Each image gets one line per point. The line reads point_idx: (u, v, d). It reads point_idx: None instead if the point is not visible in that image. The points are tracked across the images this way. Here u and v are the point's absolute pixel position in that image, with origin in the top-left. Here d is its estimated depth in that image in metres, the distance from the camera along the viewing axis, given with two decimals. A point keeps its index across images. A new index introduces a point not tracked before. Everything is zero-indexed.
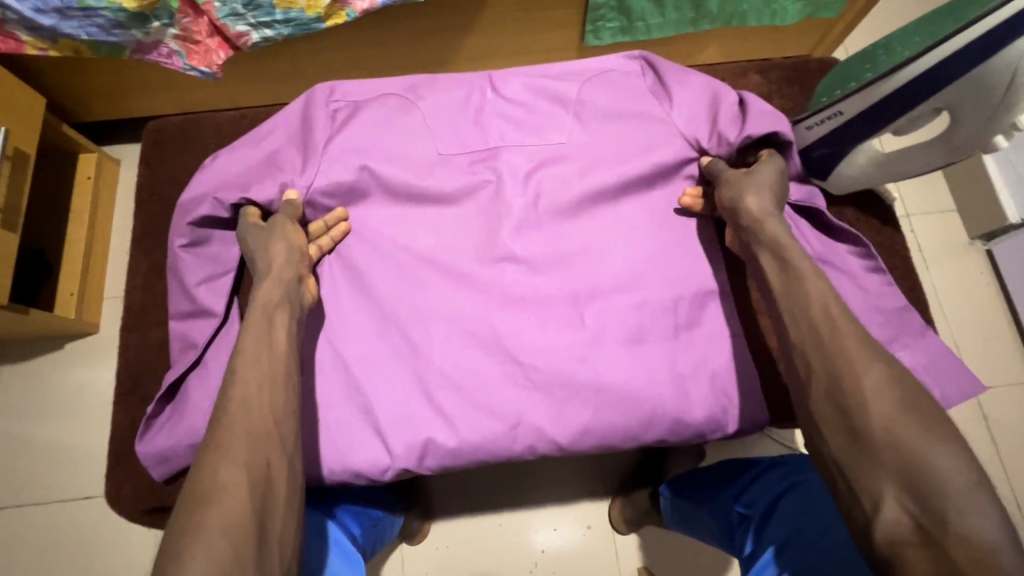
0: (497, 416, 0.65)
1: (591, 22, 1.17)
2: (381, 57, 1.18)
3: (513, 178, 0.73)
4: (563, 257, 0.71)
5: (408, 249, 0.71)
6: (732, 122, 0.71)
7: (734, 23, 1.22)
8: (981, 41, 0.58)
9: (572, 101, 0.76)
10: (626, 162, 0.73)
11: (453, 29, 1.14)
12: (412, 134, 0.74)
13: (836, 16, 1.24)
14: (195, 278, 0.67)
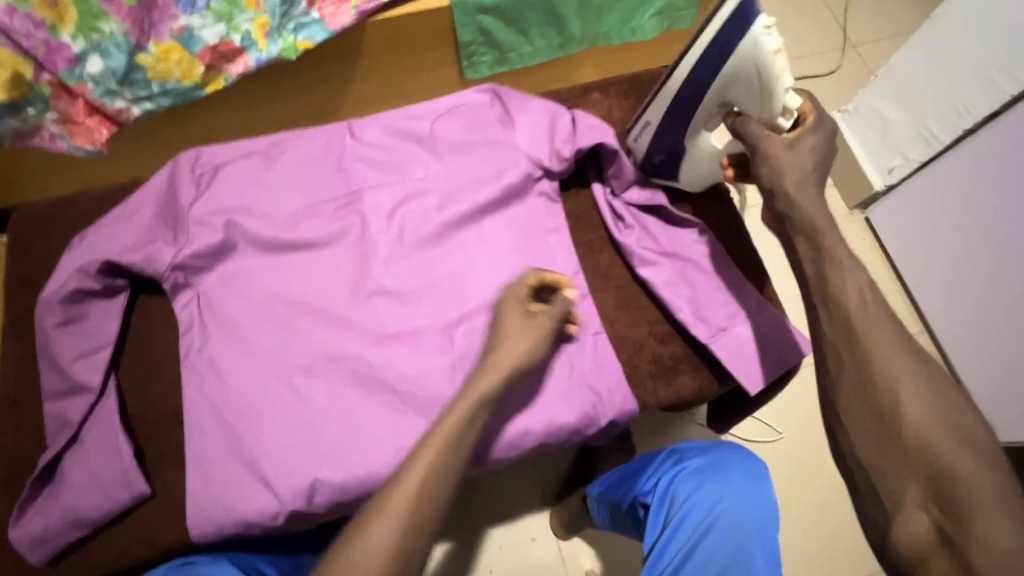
0: (380, 444, 0.67)
1: (466, 58, 1.24)
2: (270, 112, 1.22)
3: (377, 218, 0.77)
4: (431, 284, 0.75)
5: (282, 300, 0.74)
6: (568, 139, 0.78)
7: (600, 43, 1.32)
8: (716, 43, 0.64)
9: (426, 138, 0.82)
10: (480, 188, 0.78)
11: (335, 80, 1.20)
12: (277, 188, 0.78)
13: (692, 26, 1.36)
14: (70, 355, 0.66)
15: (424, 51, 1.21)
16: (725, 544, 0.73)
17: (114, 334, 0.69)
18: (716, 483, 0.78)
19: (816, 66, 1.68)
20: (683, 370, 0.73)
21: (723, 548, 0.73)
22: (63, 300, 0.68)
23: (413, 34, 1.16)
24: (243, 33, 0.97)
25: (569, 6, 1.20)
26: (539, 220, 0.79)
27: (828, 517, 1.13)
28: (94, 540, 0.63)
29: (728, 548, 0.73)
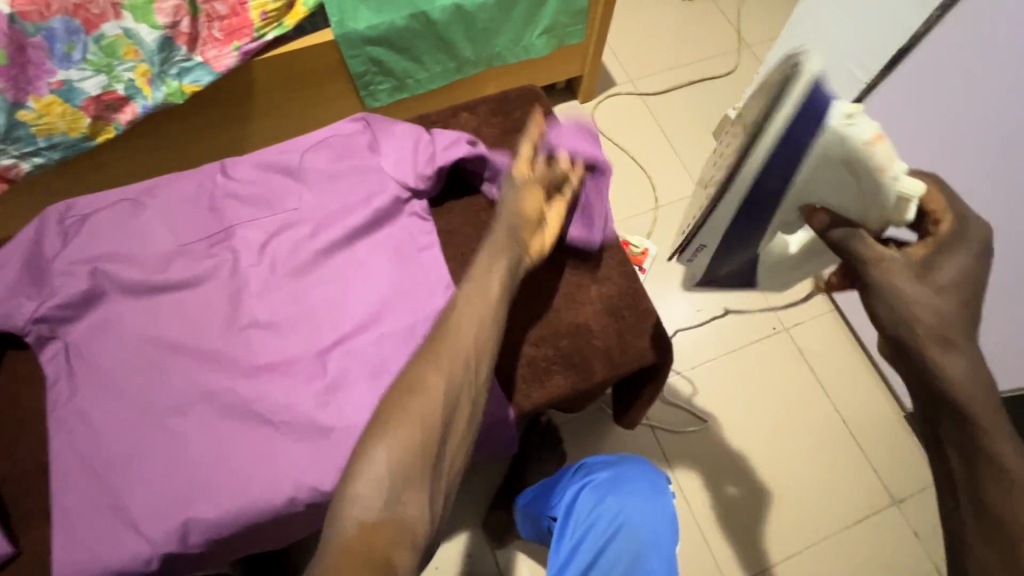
0: (255, 474, 0.67)
1: (363, 88, 1.28)
2: (172, 154, 1.23)
3: (248, 252, 0.79)
4: (305, 311, 0.76)
5: (153, 340, 0.74)
6: (428, 157, 0.81)
7: (496, 63, 1.37)
8: (801, 112, 0.51)
9: (297, 169, 0.84)
10: (351, 213, 0.81)
11: (232, 119, 1.22)
12: (147, 231, 0.79)
13: (582, 40, 1.42)
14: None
15: (319, 84, 1.24)
16: (623, 553, 0.75)
17: None
18: (617, 493, 0.80)
19: (716, 67, 1.76)
20: (555, 371, 0.76)
21: (620, 556, 0.75)
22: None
23: (303, 69, 1.19)
24: (126, 82, 1.03)
25: (456, 31, 1.25)
26: (411, 238, 0.81)
27: (755, 501, 1.15)
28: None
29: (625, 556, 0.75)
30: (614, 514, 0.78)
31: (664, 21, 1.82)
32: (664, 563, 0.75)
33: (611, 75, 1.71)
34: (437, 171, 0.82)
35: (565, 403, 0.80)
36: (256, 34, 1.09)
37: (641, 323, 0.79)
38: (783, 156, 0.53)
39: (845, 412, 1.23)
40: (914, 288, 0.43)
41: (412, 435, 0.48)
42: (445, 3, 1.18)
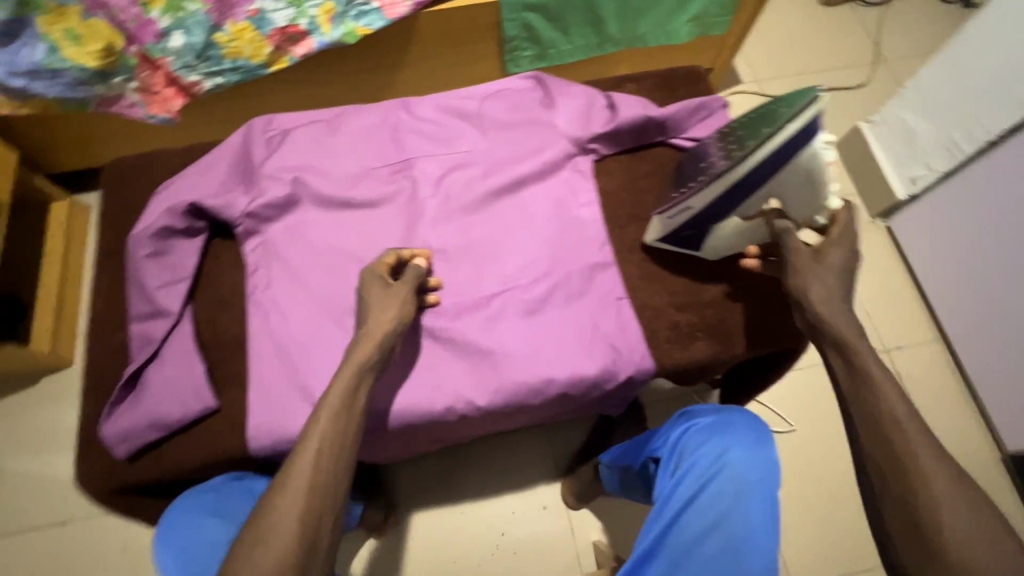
0: (421, 382, 0.75)
1: (508, 52, 1.33)
2: (327, 92, 1.32)
3: (426, 182, 0.85)
4: (472, 244, 0.83)
5: (339, 246, 0.82)
6: (608, 117, 0.87)
7: (636, 45, 1.39)
8: (782, 149, 0.65)
9: (474, 116, 0.90)
10: (522, 161, 0.86)
11: (386, 67, 1.30)
12: (339, 151, 0.87)
13: (724, 32, 1.42)
14: (156, 283, 0.76)
15: (470, 42, 1.29)
16: (727, 490, 0.75)
17: (192, 269, 0.79)
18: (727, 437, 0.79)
19: (847, 79, 1.72)
20: (699, 338, 0.80)
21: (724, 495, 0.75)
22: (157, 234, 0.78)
23: (461, 27, 1.25)
24: (309, 17, 1.11)
25: (609, 7, 1.28)
26: (574, 194, 0.86)
27: (832, 511, 1.17)
28: (169, 442, 0.73)
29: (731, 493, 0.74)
30: (719, 453, 0.78)
31: (799, 24, 1.78)
32: (769, 506, 0.74)
33: (736, 73, 1.70)
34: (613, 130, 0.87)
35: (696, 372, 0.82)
36: None
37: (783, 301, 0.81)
38: (775, 157, 0.66)
39: (935, 439, 1.31)
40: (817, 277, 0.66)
41: (293, 513, 0.54)
42: None
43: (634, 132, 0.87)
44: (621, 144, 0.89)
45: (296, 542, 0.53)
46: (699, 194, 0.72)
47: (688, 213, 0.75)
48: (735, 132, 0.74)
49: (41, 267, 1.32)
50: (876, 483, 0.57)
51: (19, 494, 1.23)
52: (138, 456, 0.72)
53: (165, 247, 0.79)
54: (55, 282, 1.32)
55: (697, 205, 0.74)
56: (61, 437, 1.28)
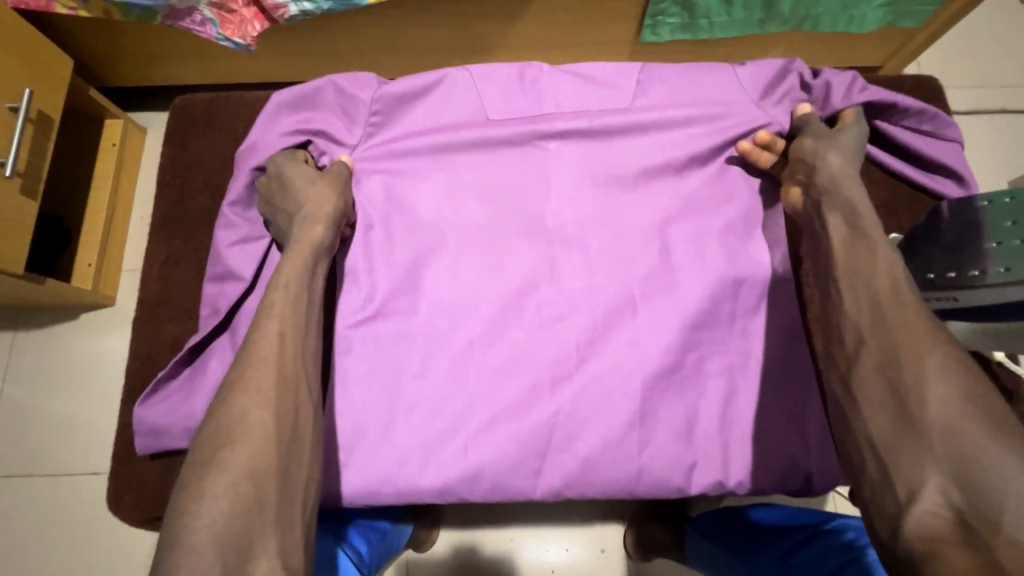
0: (538, 422, 0.68)
1: (650, 17, 1.08)
2: (427, 37, 1.12)
3: (557, 159, 0.77)
4: (617, 228, 0.75)
5: (449, 219, 0.75)
6: (788, 107, 0.81)
7: (805, 28, 1.13)
8: None
9: (600, 127, 0.77)
10: (678, 143, 0.78)
11: (503, 15, 1.08)
12: (460, 101, 0.78)
13: (918, 26, 1.14)
14: (228, 240, 0.76)
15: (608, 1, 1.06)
16: None
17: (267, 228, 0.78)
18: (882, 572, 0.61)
19: None
20: None
21: None
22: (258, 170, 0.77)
23: None
24: None
25: None
26: (711, 256, 0.74)
27: None
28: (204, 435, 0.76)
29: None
30: None
31: (999, 22, 1.44)
32: None
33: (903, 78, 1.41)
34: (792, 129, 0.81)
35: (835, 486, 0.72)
36: None
37: None
38: None
39: None
40: (854, 188, 0.67)
41: (281, 393, 0.58)
42: None
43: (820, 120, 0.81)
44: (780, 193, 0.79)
45: (280, 425, 0.56)
46: (973, 294, 0.67)
47: (951, 303, 0.70)
48: (1000, 216, 0.67)
49: (88, 192, 1.21)
50: (850, 423, 0.57)
51: (48, 435, 1.16)
52: (155, 457, 0.79)
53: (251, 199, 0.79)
54: (102, 211, 1.21)
55: (960, 300, 0.69)
56: (96, 380, 1.19)
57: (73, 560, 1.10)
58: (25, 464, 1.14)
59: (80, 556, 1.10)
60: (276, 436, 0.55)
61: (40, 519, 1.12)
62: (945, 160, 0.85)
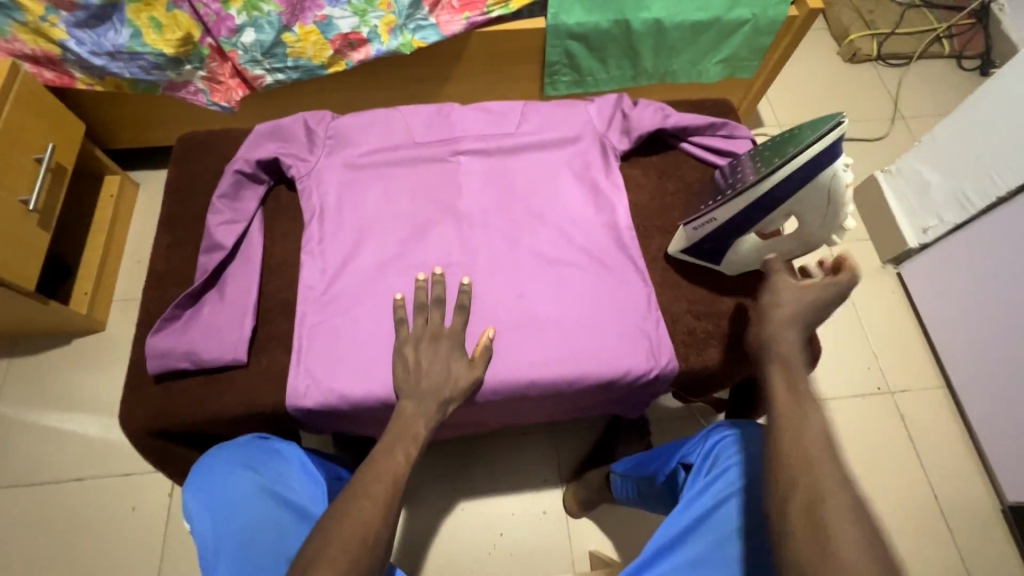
0: None
1: (549, 76, 1.43)
2: (379, 98, 1.44)
3: (465, 168, 0.94)
4: (511, 218, 0.91)
5: (386, 212, 0.90)
6: (625, 127, 0.96)
7: (667, 81, 1.49)
8: (804, 167, 0.68)
9: (495, 146, 0.96)
10: (555, 150, 0.96)
11: (435, 79, 1.41)
12: (393, 127, 0.96)
13: (752, 76, 1.51)
14: (216, 219, 0.83)
15: (515, 65, 1.41)
16: (753, 493, 0.74)
17: (251, 212, 0.86)
18: (745, 454, 0.78)
19: (866, 131, 1.82)
20: (712, 344, 0.84)
21: (750, 501, 0.73)
22: (241, 170, 0.86)
23: (508, 49, 1.35)
24: (371, 27, 1.24)
25: (646, 44, 1.37)
26: (589, 229, 0.90)
27: None
28: (206, 375, 0.77)
29: (758, 499, 0.73)
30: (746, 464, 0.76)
31: (823, 80, 1.91)
32: None
33: (760, 117, 1.81)
34: (631, 147, 0.96)
35: (723, 379, 0.87)
36: (485, 10, 1.26)
37: None
38: (799, 174, 0.68)
39: (935, 485, 1.34)
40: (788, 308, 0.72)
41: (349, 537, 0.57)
42: (647, 17, 1.31)
43: (643, 140, 0.97)
44: (663, 171, 0.97)
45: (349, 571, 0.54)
46: (721, 210, 0.75)
47: (712, 225, 0.78)
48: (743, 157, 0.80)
49: (88, 234, 1.42)
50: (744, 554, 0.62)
51: (37, 448, 1.28)
52: (164, 381, 0.76)
53: (237, 192, 0.86)
54: (100, 249, 1.41)
55: (719, 220, 0.78)
56: (86, 396, 1.34)
57: (57, 560, 1.19)
58: (11, 476, 1.25)
59: (56, 558, 1.19)
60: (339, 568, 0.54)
61: (22, 527, 1.21)
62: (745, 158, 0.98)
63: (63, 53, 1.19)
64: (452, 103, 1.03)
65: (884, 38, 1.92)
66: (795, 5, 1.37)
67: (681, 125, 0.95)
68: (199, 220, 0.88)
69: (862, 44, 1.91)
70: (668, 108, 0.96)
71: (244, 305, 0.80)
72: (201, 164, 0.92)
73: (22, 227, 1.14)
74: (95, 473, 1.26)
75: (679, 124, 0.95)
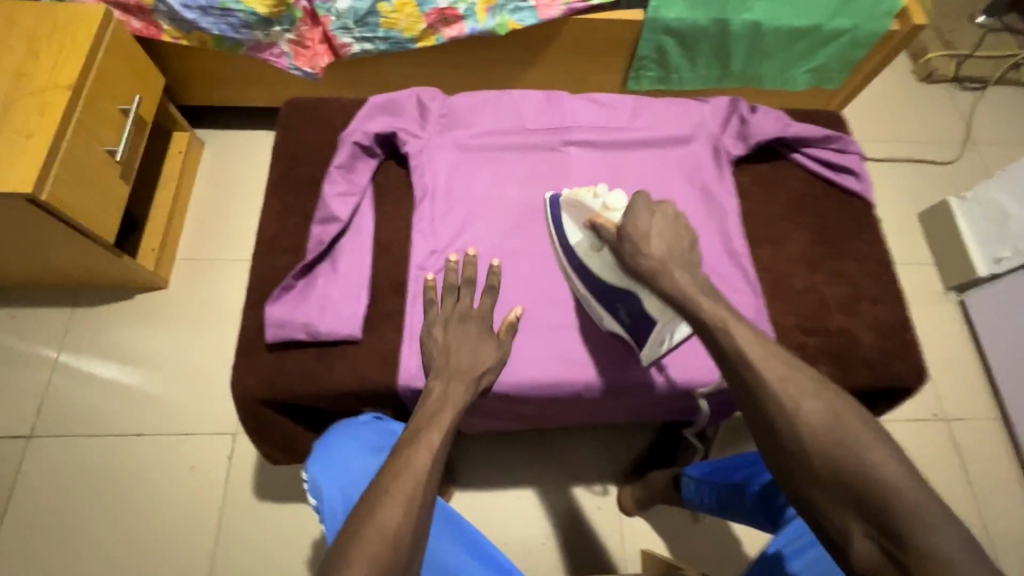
0: (569, 364, 0.83)
1: (634, 70, 1.41)
2: (460, 77, 1.41)
3: (576, 160, 0.93)
4: None
5: (496, 198, 0.89)
6: (741, 132, 0.94)
7: (752, 86, 1.46)
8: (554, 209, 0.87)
9: (607, 140, 0.94)
10: (668, 149, 0.94)
11: (520, 62, 1.38)
12: (505, 111, 0.95)
13: (838, 88, 1.48)
14: (334, 190, 0.82)
15: (602, 55, 1.38)
16: None
17: (366, 186, 0.85)
18: None
19: (936, 154, 1.79)
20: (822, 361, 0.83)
21: None
22: (358, 142, 0.85)
23: (600, 38, 1.32)
24: (469, 4, 1.21)
25: (739, 45, 1.34)
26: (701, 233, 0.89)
27: None
28: (320, 348, 0.77)
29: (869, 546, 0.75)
30: None
31: (896, 97, 1.87)
32: None
33: None
34: (746, 153, 0.94)
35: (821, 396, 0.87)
36: None
37: (907, 350, 0.85)
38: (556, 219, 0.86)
39: (985, 515, 1.35)
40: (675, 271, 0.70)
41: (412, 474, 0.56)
42: (748, 18, 1.27)
43: (758, 147, 0.95)
44: (774, 181, 0.95)
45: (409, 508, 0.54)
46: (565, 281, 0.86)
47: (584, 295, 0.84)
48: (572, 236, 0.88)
49: (157, 189, 1.40)
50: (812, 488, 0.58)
51: (96, 400, 1.27)
52: (277, 350, 0.76)
53: (351, 164, 0.85)
54: (167, 205, 1.39)
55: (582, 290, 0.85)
56: (147, 352, 1.33)
57: (114, 512, 1.19)
58: (71, 425, 1.25)
59: (114, 511, 1.19)
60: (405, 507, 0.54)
61: (81, 476, 1.21)
62: (858, 175, 0.95)
63: (155, 4, 1.16)
64: (561, 91, 1.01)
65: (962, 60, 1.88)
66: (896, 19, 1.33)
67: (797, 135, 0.93)
68: (309, 188, 0.86)
69: (940, 64, 1.88)
70: (787, 116, 0.94)
71: (359, 281, 0.79)
72: (310, 131, 0.91)
73: (106, 176, 1.12)
74: (155, 430, 1.26)
75: (796, 134, 0.93)
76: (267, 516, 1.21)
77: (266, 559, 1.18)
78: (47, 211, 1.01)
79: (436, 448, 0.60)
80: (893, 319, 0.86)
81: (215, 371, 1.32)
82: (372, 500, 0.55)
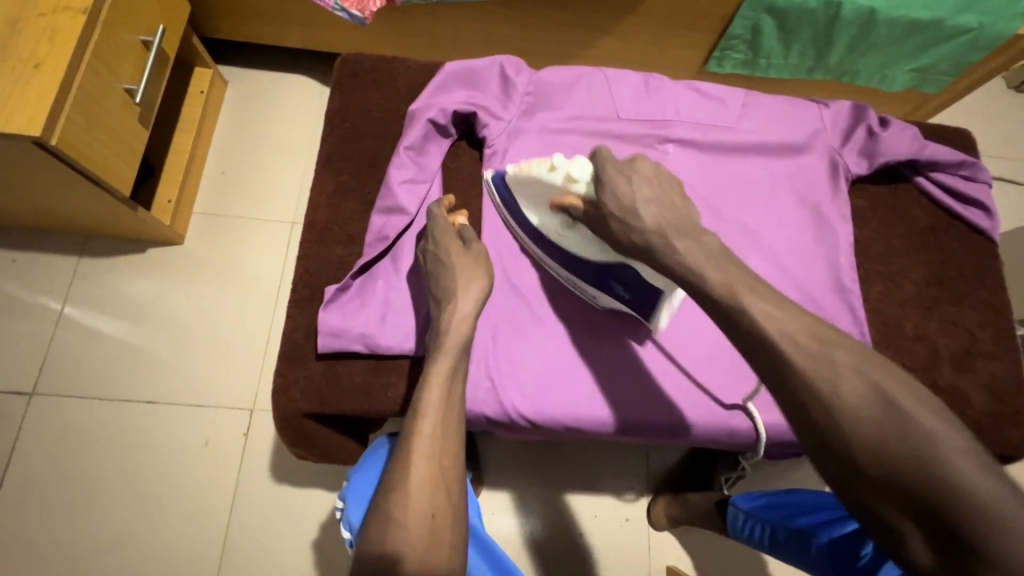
0: (649, 402, 0.76)
1: (719, 50, 1.25)
2: (523, 37, 1.25)
3: (675, 159, 0.81)
4: (722, 229, 0.78)
5: None
6: (862, 146, 0.83)
7: (844, 80, 1.32)
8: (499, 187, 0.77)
9: (714, 140, 0.81)
10: (778, 157, 0.82)
11: (595, 27, 1.22)
12: (599, 93, 0.82)
13: (936, 92, 1.33)
14: (400, 176, 0.74)
15: (688, 29, 1.22)
16: None
17: (437, 173, 0.77)
18: None
19: (1016, 172, 1.66)
20: None
21: None
22: (432, 121, 0.76)
23: (692, 8, 1.15)
24: None
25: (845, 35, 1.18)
26: (805, 261, 0.78)
27: None
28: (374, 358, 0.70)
29: None
30: None
31: (982, 103, 1.72)
32: None
33: None
34: (867, 172, 0.83)
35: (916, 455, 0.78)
36: None
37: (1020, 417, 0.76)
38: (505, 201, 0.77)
39: None
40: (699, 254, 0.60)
41: (424, 453, 0.57)
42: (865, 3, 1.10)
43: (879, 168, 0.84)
44: (889, 207, 0.84)
45: (432, 491, 0.56)
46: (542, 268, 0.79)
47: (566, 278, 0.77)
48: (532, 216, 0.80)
49: (175, 132, 1.26)
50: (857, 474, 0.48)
51: (104, 359, 1.18)
52: (328, 356, 0.69)
53: (422, 147, 0.77)
54: (185, 151, 1.25)
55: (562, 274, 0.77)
56: (158, 312, 1.23)
57: (121, 482, 1.12)
58: (75, 385, 1.16)
59: (122, 480, 1.12)
60: (424, 489, 0.56)
61: (85, 442, 1.13)
62: (989, 212, 0.83)
63: None
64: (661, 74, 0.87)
65: None
66: None
67: (923, 157, 0.82)
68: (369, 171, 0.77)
69: None
70: (917, 133, 0.83)
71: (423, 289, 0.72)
72: (370, 101, 0.80)
73: (122, 118, 0.98)
74: (166, 399, 1.18)
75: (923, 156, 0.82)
76: (282, 501, 1.14)
77: (280, 545, 1.11)
78: (56, 157, 0.88)
79: (442, 423, 0.59)
80: (1008, 382, 0.77)
81: (232, 340, 1.22)
82: (400, 481, 0.56)
